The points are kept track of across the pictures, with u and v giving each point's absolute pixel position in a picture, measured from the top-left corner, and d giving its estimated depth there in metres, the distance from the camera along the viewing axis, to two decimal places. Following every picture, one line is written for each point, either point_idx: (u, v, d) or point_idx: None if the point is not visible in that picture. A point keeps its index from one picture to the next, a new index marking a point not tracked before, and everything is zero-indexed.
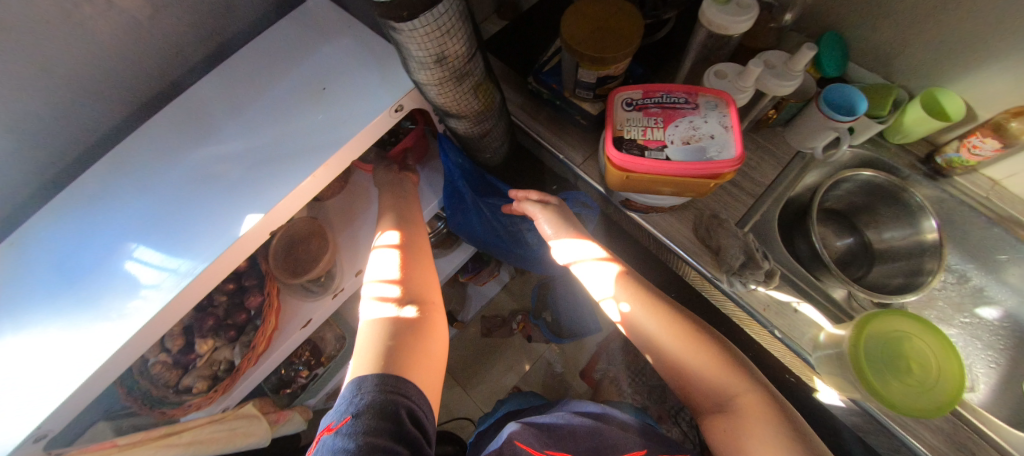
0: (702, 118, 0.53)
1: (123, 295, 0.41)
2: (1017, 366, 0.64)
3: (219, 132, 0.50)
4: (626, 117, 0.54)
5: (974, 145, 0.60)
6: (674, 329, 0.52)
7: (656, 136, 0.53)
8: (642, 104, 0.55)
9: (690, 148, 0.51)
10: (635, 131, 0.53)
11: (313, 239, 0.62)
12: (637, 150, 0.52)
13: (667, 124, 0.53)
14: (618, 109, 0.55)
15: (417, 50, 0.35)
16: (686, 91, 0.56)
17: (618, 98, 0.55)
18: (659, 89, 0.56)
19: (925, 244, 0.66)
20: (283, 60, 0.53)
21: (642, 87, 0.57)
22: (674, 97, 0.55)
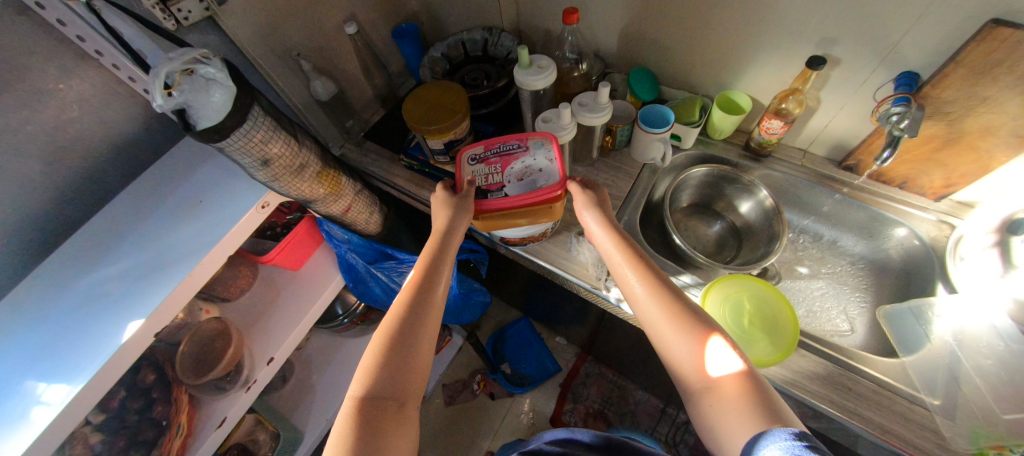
0: (531, 158, 0.63)
1: (9, 424, 0.43)
2: (879, 302, 0.72)
3: (106, 258, 0.55)
4: (471, 170, 0.64)
5: (768, 127, 0.73)
6: (669, 308, 0.50)
7: (496, 181, 0.62)
8: (484, 156, 0.64)
9: (525, 186, 0.61)
10: (479, 181, 0.62)
11: (220, 339, 0.66)
12: (482, 196, 0.61)
13: (504, 169, 0.63)
14: (464, 165, 0.65)
15: (242, 159, 0.44)
16: (518, 137, 0.65)
17: (463, 156, 0.65)
18: (497, 140, 0.66)
19: (768, 210, 0.76)
20: (168, 184, 0.61)
21: (483, 142, 0.66)
22: (509, 145, 0.65)
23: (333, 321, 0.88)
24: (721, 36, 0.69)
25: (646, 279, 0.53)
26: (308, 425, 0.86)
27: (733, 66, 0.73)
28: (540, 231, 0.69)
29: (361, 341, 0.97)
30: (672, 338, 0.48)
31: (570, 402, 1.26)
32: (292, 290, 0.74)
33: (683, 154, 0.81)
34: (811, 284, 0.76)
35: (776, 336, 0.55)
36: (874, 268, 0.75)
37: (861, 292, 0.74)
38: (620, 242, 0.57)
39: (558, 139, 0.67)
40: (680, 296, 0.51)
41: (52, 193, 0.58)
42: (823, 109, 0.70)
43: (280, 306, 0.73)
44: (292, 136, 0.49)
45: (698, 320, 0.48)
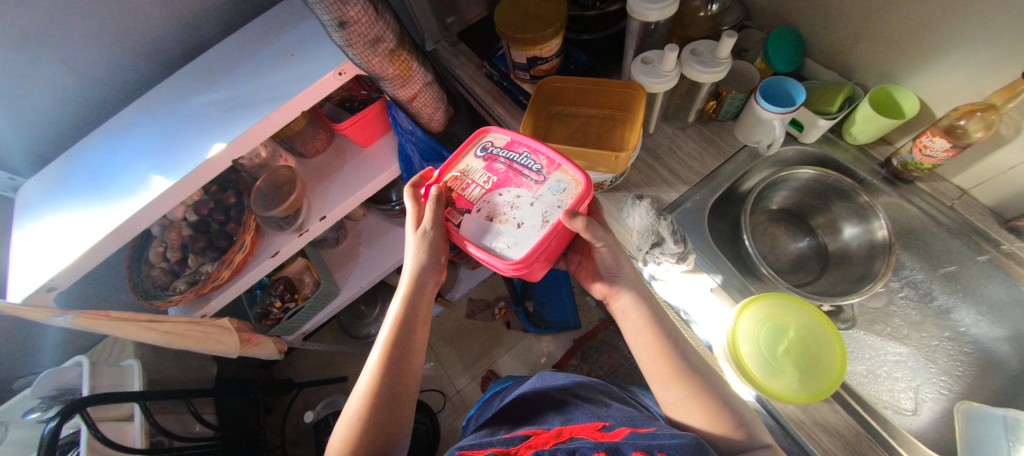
0: (528, 200, 0.49)
1: (123, 197, 0.55)
2: (969, 395, 0.58)
3: (212, 85, 0.63)
4: (471, 161, 0.53)
5: (925, 145, 0.57)
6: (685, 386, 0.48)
7: (472, 194, 0.51)
8: (495, 153, 0.53)
9: (492, 222, 0.48)
10: (462, 180, 0.52)
11: (286, 186, 0.74)
12: (448, 201, 0.51)
13: (492, 187, 0.50)
14: (472, 149, 0.54)
15: (322, 15, 0.46)
16: (547, 163, 0.51)
17: (480, 137, 0.54)
18: (528, 147, 0.52)
19: (876, 242, 0.62)
20: (273, 33, 0.66)
21: (516, 138, 0.53)
22: (533, 163, 0.51)
23: (385, 205, 0.93)
24: (918, 10, 0.52)
25: (671, 354, 0.49)
26: (343, 286, 0.98)
27: (916, 55, 0.56)
28: (597, 181, 0.63)
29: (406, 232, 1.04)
30: (699, 418, 0.46)
31: (577, 359, 1.25)
32: (355, 165, 0.80)
33: (797, 148, 0.68)
34: (889, 345, 0.63)
35: (809, 378, 0.47)
36: (984, 357, 0.60)
37: (949, 378, 0.60)
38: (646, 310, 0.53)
39: (652, 86, 0.58)
40: (703, 375, 0.48)
41: (186, 18, 0.65)
42: (1019, 144, 0.52)
43: (343, 175, 0.79)
44: (372, 5, 0.49)
45: (735, 415, 0.46)
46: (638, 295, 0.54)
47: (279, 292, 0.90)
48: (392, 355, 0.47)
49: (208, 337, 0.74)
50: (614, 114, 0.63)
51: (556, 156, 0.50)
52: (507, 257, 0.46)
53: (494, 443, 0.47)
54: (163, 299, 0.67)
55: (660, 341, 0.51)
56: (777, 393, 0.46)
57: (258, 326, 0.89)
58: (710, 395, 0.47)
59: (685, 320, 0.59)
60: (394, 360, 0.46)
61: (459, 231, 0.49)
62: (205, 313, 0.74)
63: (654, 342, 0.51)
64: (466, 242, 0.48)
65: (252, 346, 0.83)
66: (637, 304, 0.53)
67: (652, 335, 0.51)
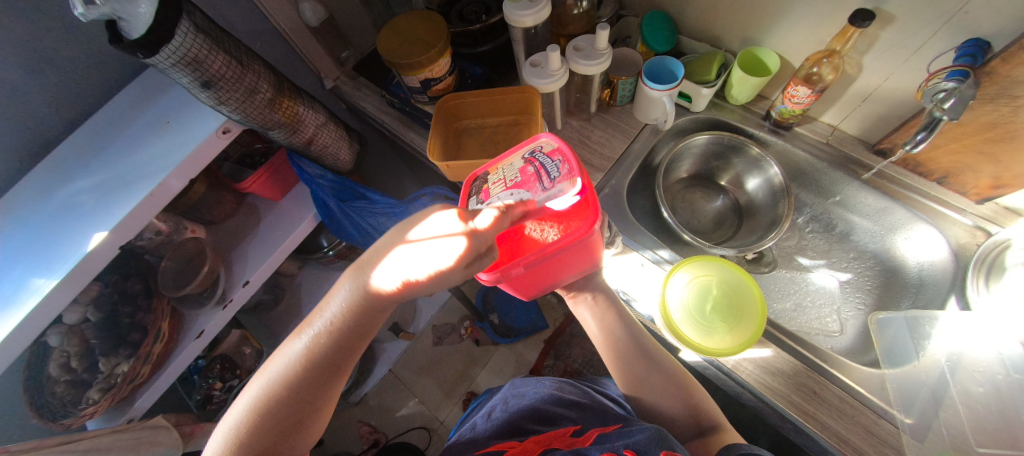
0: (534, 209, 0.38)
1: None
2: (880, 305, 0.65)
3: (83, 169, 0.57)
4: (506, 167, 0.44)
5: (793, 95, 0.63)
6: (651, 368, 0.52)
7: (495, 192, 0.42)
8: (535, 164, 0.42)
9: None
10: (494, 177, 0.44)
11: (198, 258, 0.69)
12: (471, 197, 0.45)
13: (509, 189, 0.40)
14: (523, 152, 0.44)
15: (180, 78, 0.43)
16: (572, 212, 0.43)
17: (528, 143, 0.44)
18: (567, 163, 0.40)
19: (775, 187, 0.68)
20: (145, 102, 0.61)
21: (566, 147, 0.41)
22: (561, 179, 0.39)
23: (317, 253, 0.88)
24: None
25: (638, 351, 0.54)
26: None
27: (767, 18, 0.62)
28: None
29: None
30: (660, 392, 0.51)
31: (552, 358, 1.26)
32: (272, 220, 0.76)
33: (690, 118, 0.73)
34: (807, 278, 0.70)
35: (737, 328, 0.50)
36: (885, 268, 0.67)
37: (862, 293, 0.67)
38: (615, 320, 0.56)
39: (543, 87, 0.61)
40: (659, 356, 0.53)
41: (38, 103, 0.58)
42: (863, 80, 0.60)
43: (260, 234, 0.75)
44: (236, 58, 0.47)
45: (681, 384, 0.51)
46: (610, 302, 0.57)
47: (217, 373, 0.83)
48: (317, 365, 0.41)
49: (142, 442, 0.65)
50: (518, 118, 0.66)
51: (586, 184, 0.39)
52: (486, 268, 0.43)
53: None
54: (76, 415, 0.60)
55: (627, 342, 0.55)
56: (715, 350, 0.49)
57: (202, 414, 0.81)
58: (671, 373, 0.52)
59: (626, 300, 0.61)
60: (334, 342, 0.41)
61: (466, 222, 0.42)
62: (132, 416, 0.66)
63: (620, 331, 0.55)
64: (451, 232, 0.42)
65: (200, 437, 0.76)
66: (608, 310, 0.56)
67: (624, 335, 0.55)
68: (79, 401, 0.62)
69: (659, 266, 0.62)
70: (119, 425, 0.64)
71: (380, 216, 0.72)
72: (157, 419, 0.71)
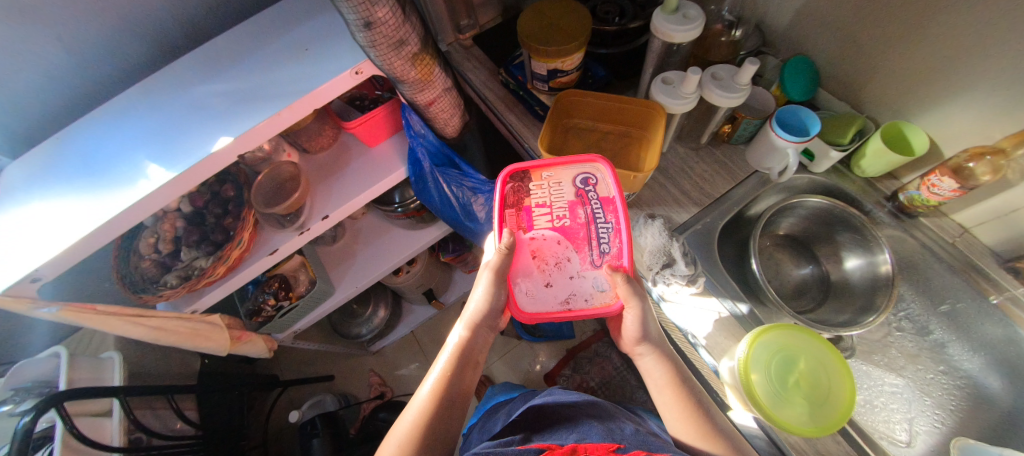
0: (578, 264, 0.51)
1: (118, 188, 0.53)
2: (962, 431, 0.59)
3: (221, 74, 0.60)
4: (559, 184, 0.53)
5: (933, 183, 0.58)
6: (682, 399, 0.51)
7: (536, 221, 0.52)
8: (585, 193, 0.52)
9: (529, 262, 0.51)
10: (538, 197, 0.52)
11: (290, 182, 0.72)
12: (511, 203, 0.52)
13: (554, 230, 0.51)
14: (574, 176, 0.53)
15: (347, 13, 0.44)
16: (614, 253, 0.51)
17: (584, 166, 0.53)
18: (613, 221, 0.51)
19: (879, 278, 0.63)
20: (285, 23, 0.63)
21: (616, 201, 0.52)
22: (607, 241, 0.51)
23: (387, 206, 0.90)
24: (934, 52, 0.53)
25: (671, 378, 0.52)
26: (338, 286, 0.96)
27: (928, 95, 0.57)
28: None
29: (406, 235, 1.02)
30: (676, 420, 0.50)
31: (569, 369, 1.24)
32: (361, 164, 0.78)
33: (808, 178, 0.69)
34: (886, 377, 0.64)
35: (816, 409, 0.48)
36: (977, 395, 0.61)
37: (944, 412, 0.61)
38: (672, 377, 0.52)
39: (670, 107, 0.59)
40: (690, 385, 0.52)
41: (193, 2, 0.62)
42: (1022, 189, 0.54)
43: (347, 174, 0.77)
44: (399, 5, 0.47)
45: (709, 422, 0.49)
46: (666, 354, 0.54)
47: (273, 290, 0.86)
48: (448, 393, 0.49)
49: (198, 334, 0.70)
50: (629, 131, 0.65)
51: (624, 258, 0.50)
52: (523, 308, 0.51)
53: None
54: (153, 294, 0.64)
55: (697, 424, 0.49)
56: (787, 424, 0.46)
57: (247, 324, 0.85)
58: (701, 406, 0.50)
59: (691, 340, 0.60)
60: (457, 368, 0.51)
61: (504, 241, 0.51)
62: (196, 309, 0.70)
63: (662, 365, 0.53)
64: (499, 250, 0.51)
65: (243, 344, 0.80)
66: (672, 386, 0.52)
67: (654, 366, 0.53)
68: (157, 281, 0.67)
69: (738, 319, 0.60)
70: (184, 312, 0.69)
71: (466, 190, 0.72)
72: (214, 316, 0.75)
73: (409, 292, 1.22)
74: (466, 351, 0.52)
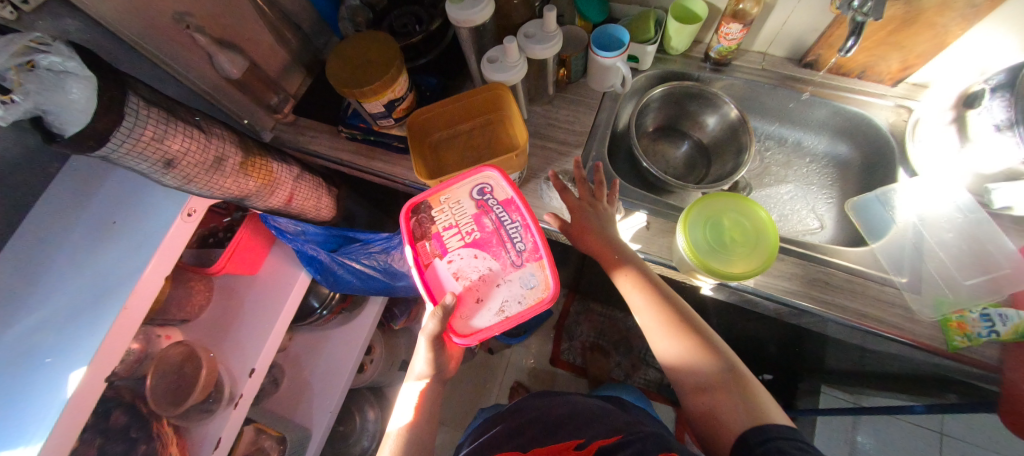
0: (499, 272, 0.51)
1: None
2: (843, 195, 0.75)
3: (15, 305, 0.46)
4: (458, 200, 0.53)
5: (726, 33, 0.68)
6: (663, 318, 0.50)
7: (449, 241, 0.53)
8: (484, 202, 0.53)
9: (455, 286, 0.51)
10: (444, 220, 0.53)
11: (188, 364, 0.61)
12: (420, 233, 0.53)
13: (467, 245, 0.52)
14: (470, 190, 0.54)
15: (137, 164, 0.38)
16: (530, 248, 0.51)
17: (474, 179, 0.54)
18: (519, 219, 0.52)
19: (734, 123, 0.74)
20: (69, 209, 0.52)
21: (515, 200, 0.53)
22: (519, 240, 0.51)
23: (311, 316, 0.82)
24: None
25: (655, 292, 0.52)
26: (311, 422, 0.85)
27: None
28: None
29: (347, 330, 0.93)
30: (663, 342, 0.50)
31: (567, 341, 1.27)
32: (256, 296, 0.69)
33: (643, 76, 0.76)
34: (779, 189, 0.77)
35: (755, 250, 0.55)
36: (838, 165, 0.77)
37: (827, 189, 0.76)
38: (655, 299, 0.51)
39: (508, 80, 0.61)
40: (671, 300, 0.51)
41: None
42: (780, 5, 0.66)
43: (248, 314, 0.67)
44: (193, 126, 0.43)
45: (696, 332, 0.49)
46: (648, 287, 0.52)
47: None
48: None
49: None
50: (490, 117, 0.65)
51: (541, 250, 0.51)
52: (462, 332, 0.50)
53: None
54: None
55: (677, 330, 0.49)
56: (741, 273, 0.53)
57: None
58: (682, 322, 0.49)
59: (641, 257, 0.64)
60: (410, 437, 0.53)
61: (426, 271, 0.52)
62: None
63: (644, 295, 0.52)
64: (422, 283, 0.52)
65: None
66: (654, 306, 0.51)
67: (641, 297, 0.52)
68: None
69: (662, 217, 0.66)
70: None
71: (378, 253, 0.67)
72: None
73: (385, 378, 1.12)
74: (414, 432, 0.53)
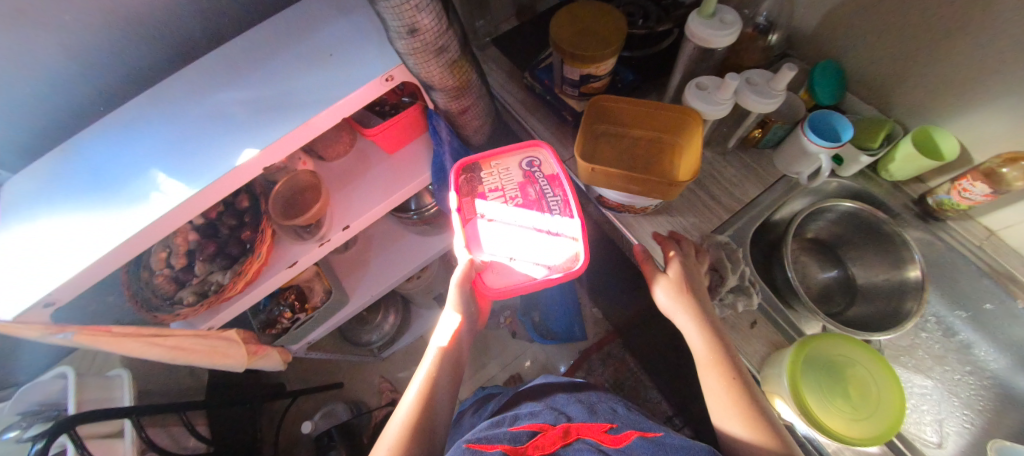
0: (535, 230, 0.55)
1: (129, 204, 0.51)
2: (993, 432, 0.59)
3: (235, 79, 0.57)
4: (508, 168, 0.59)
5: (964, 188, 0.58)
6: (717, 366, 0.48)
7: (491, 200, 0.57)
8: (529, 174, 0.59)
9: (499, 237, 0.55)
10: (491, 183, 0.58)
11: (308, 192, 0.70)
12: (469, 190, 0.57)
13: (512, 206, 0.56)
14: (519, 162, 0.59)
15: (390, 20, 0.41)
16: (563, 218, 0.56)
17: (528, 153, 0.60)
18: (561, 194, 0.57)
19: (907, 284, 0.63)
20: (302, 25, 0.59)
21: (560, 177, 0.58)
22: (558, 211, 0.56)
23: (404, 213, 0.89)
24: (969, 58, 0.53)
25: (706, 348, 0.49)
26: (353, 294, 0.94)
27: (962, 99, 0.56)
28: (643, 204, 0.64)
29: (420, 241, 1.00)
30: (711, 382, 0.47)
31: (583, 371, 1.24)
32: (380, 171, 0.75)
33: (835, 181, 0.68)
34: (912, 378, 0.63)
35: (854, 420, 0.47)
36: (1007, 396, 0.61)
37: (973, 412, 0.61)
38: (709, 332, 0.50)
39: (709, 114, 0.58)
40: (732, 361, 0.48)
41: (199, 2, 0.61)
42: None
43: (368, 182, 0.74)
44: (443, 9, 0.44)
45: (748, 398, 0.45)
46: (703, 313, 0.51)
47: (289, 303, 0.82)
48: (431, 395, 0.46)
49: (215, 351, 0.68)
50: (663, 137, 0.63)
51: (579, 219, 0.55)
52: (493, 282, 0.53)
53: (500, 439, 0.48)
54: (171, 312, 0.62)
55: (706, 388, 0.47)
56: (833, 430, 0.46)
57: (262, 337, 0.82)
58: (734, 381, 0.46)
59: (729, 350, 0.59)
60: (444, 366, 0.50)
61: (467, 224, 0.55)
62: (211, 325, 0.68)
63: (704, 336, 0.50)
64: (461, 232, 0.55)
65: (259, 359, 0.77)
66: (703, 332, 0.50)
67: (703, 334, 0.50)
68: (173, 299, 0.64)
69: (772, 327, 0.60)
70: (199, 329, 0.66)
71: None
72: (231, 331, 0.72)
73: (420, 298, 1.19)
74: (451, 355, 0.51)
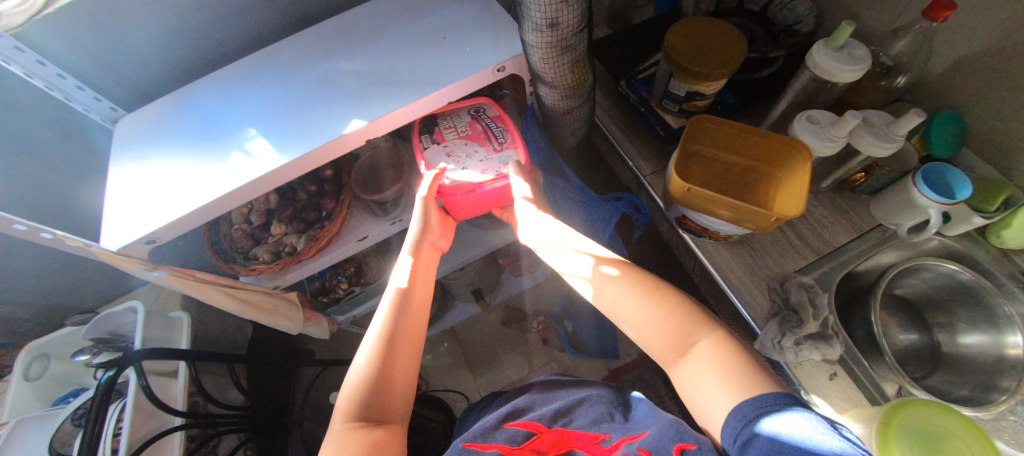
0: (482, 157, 0.63)
1: (234, 159, 0.52)
2: None
3: (348, 51, 0.58)
4: (462, 115, 0.67)
5: None
6: (640, 304, 0.47)
7: (447, 136, 0.65)
8: (480, 116, 0.67)
9: (460, 159, 0.63)
10: (446, 125, 0.66)
11: (390, 170, 0.71)
12: (428, 131, 0.66)
13: (462, 138, 0.64)
14: (467, 109, 0.68)
15: (534, 11, 0.41)
16: (508, 142, 0.64)
17: (475, 103, 0.68)
18: (502, 126, 0.66)
19: (1004, 360, 0.58)
20: (418, 7, 0.60)
21: (501, 116, 0.67)
22: (501, 137, 0.65)
23: None
24: None
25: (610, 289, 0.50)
26: None
27: None
28: (729, 233, 0.61)
29: (475, 234, 1.01)
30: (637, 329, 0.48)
31: None
32: None
33: (937, 239, 0.64)
34: None
35: None
36: None
37: None
38: (639, 296, 0.48)
39: (817, 150, 0.55)
40: (663, 295, 0.48)
41: None
42: None
43: None
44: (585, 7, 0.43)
45: (658, 328, 0.46)
46: (626, 274, 0.49)
47: (346, 274, 0.84)
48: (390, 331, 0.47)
49: (277, 310, 0.68)
50: (758, 167, 0.60)
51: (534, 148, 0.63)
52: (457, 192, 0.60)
53: (498, 441, 0.52)
54: (245, 267, 0.64)
55: (662, 325, 0.46)
56: None
57: (313, 302, 0.84)
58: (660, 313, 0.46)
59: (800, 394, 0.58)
60: (400, 301, 0.50)
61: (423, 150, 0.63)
62: (277, 284, 0.68)
63: (623, 288, 0.49)
64: (419, 156, 0.63)
65: (310, 325, 0.79)
66: (620, 281, 0.49)
67: (613, 291, 0.49)
68: (248, 254, 0.66)
69: (854, 383, 0.56)
70: (267, 287, 0.68)
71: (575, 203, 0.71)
72: (293, 294, 0.74)
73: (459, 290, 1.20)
74: (405, 297, 0.50)
